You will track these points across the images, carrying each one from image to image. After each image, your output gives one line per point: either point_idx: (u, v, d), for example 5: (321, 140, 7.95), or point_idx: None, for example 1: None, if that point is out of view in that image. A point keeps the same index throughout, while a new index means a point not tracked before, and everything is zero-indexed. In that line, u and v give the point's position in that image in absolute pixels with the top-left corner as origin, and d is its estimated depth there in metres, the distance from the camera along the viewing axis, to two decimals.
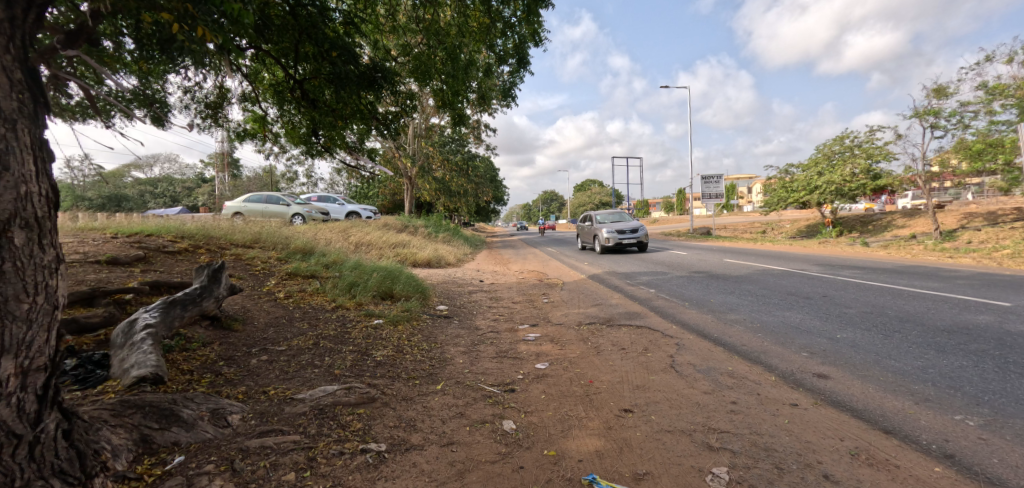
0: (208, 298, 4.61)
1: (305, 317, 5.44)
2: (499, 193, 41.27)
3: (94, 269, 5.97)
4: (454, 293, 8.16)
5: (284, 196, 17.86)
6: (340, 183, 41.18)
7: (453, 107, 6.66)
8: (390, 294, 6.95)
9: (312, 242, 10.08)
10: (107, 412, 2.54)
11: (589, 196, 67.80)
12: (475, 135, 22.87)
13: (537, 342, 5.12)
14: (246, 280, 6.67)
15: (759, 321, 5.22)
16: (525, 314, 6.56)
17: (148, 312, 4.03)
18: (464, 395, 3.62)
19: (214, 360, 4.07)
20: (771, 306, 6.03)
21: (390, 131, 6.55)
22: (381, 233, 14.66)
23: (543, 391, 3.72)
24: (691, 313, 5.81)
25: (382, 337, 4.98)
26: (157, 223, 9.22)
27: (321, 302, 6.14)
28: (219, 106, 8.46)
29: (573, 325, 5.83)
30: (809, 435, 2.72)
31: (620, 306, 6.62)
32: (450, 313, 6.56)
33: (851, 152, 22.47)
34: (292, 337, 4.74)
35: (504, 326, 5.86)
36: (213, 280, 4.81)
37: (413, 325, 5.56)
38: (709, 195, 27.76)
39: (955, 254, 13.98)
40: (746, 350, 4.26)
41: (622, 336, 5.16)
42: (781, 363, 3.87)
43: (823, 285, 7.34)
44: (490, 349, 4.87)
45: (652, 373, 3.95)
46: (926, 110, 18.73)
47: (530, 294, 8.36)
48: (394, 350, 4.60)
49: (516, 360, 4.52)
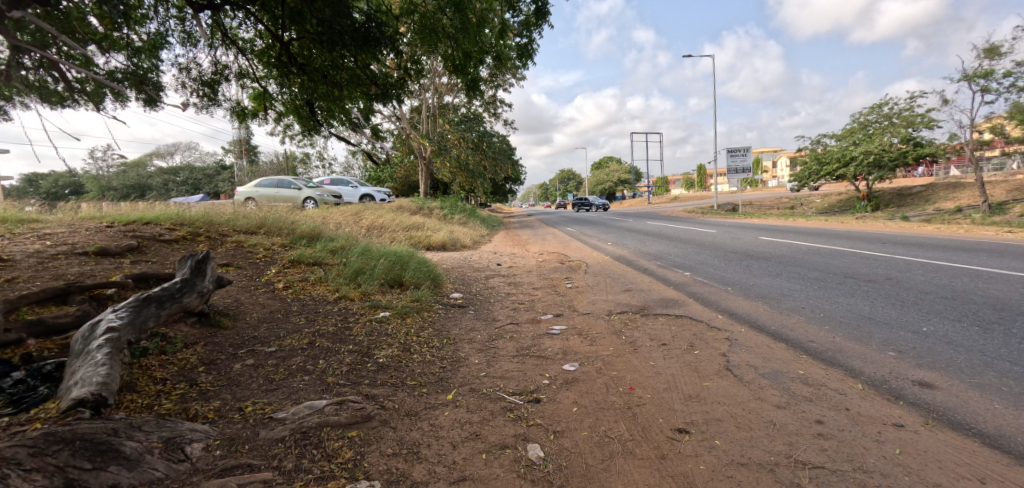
0: (190, 292, 4.08)
1: (304, 310, 4.90)
2: (516, 173, 40.53)
3: (80, 261, 5.54)
4: (470, 279, 7.56)
5: (297, 179, 17.47)
6: (357, 166, 40.96)
7: (465, 73, 5.97)
8: (400, 282, 6.34)
9: (320, 226, 9.56)
10: (23, 451, 2.01)
11: (607, 175, 66.29)
12: (491, 113, 22.16)
13: (563, 337, 4.48)
14: (245, 270, 6.17)
15: (822, 311, 4.50)
16: (549, 303, 5.92)
17: (115, 312, 3.48)
18: (480, 408, 3.01)
19: (192, 366, 3.58)
20: (830, 291, 5.28)
21: (393, 101, 5.93)
22: (394, 215, 14.14)
23: (575, 400, 3.10)
24: (738, 300, 5.10)
25: (388, 332, 4.39)
26: (158, 210, 8.78)
27: (323, 293, 5.57)
28: (214, 85, 8.08)
29: (603, 315, 5.18)
30: (935, 475, 2.08)
31: (654, 292, 5.93)
32: (466, 301, 5.96)
33: (889, 120, 21.25)
34: (285, 335, 4.19)
35: (526, 317, 5.24)
36: (197, 273, 4.26)
37: (423, 318, 4.98)
38: (736, 169, 26.56)
39: (1013, 228, 12.87)
40: (817, 349, 3.58)
41: (661, 329, 4.50)
42: (865, 367, 3.18)
43: (883, 266, 6.53)
44: (510, 346, 4.24)
45: (704, 378, 3.29)
46: (970, 73, 17.54)
47: (552, 278, 7.71)
48: (400, 349, 4.01)
49: (541, 359, 3.90)
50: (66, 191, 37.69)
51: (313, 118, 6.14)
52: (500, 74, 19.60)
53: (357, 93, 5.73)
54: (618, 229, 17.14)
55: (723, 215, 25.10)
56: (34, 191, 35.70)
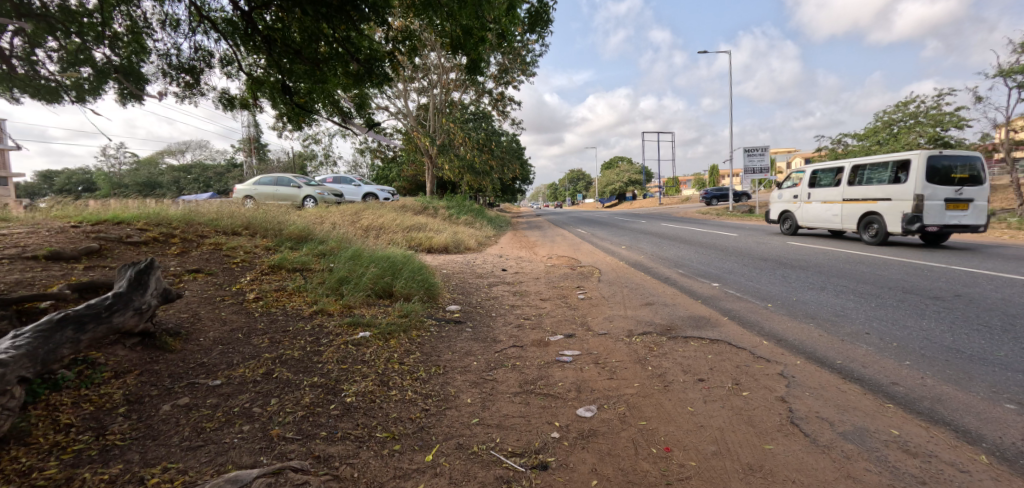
0: (123, 310, 3.38)
1: (270, 328, 4.15)
2: (524, 172, 39.71)
3: (24, 267, 4.84)
4: (471, 288, 6.80)
5: (296, 176, 16.80)
6: (363, 164, 40.48)
7: (465, 52, 5.31)
8: (390, 293, 5.59)
9: (312, 227, 8.86)
10: None
11: (617, 175, 65.26)
12: (499, 110, 21.46)
13: (577, 366, 3.71)
14: (216, 278, 5.45)
15: (893, 340, 3.69)
16: (558, 319, 5.14)
17: (13, 339, 2.78)
18: (470, 480, 2.27)
19: (112, 407, 2.88)
20: (894, 311, 4.46)
21: (381, 78, 5.32)
22: (395, 215, 13.42)
23: (595, 467, 2.35)
24: (785, 321, 4.30)
25: (366, 358, 3.64)
26: (135, 208, 8.11)
27: (299, 305, 4.84)
28: (195, 73, 7.40)
29: (622, 336, 4.40)
30: None
31: (682, 308, 5.13)
32: (463, 316, 5.21)
33: (915, 119, 20.27)
34: (239, 362, 3.46)
35: (532, 337, 4.46)
36: (135, 286, 3.55)
37: (411, 338, 4.22)
38: (752, 169, 25.54)
39: None
40: (905, 398, 2.79)
41: (696, 358, 3.71)
42: (983, 433, 2.40)
43: (944, 279, 5.68)
44: (512, 378, 3.48)
45: (765, 436, 2.53)
46: (1006, 69, 16.57)
47: (562, 287, 6.93)
48: (376, 382, 3.27)
49: (550, 398, 3.12)
50: (77, 189, 37.70)
51: (295, 101, 5.57)
52: (509, 68, 18.92)
53: (341, 72, 5.25)
54: (631, 231, 16.31)
55: (738, 217, 24.05)
56: (47, 189, 35.81)
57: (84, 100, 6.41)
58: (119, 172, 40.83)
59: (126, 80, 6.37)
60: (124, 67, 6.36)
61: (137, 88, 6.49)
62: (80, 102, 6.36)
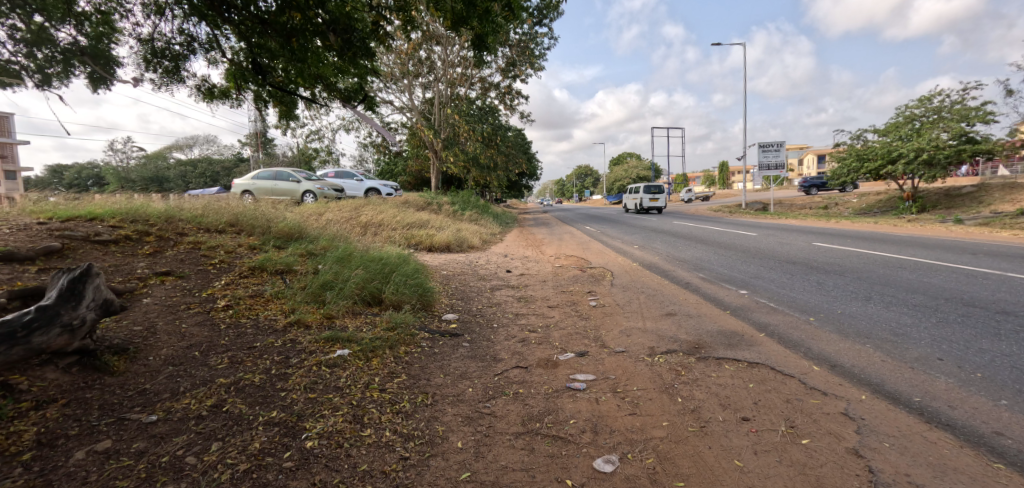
0: (47, 328, 2.83)
1: (234, 343, 3.58)
2: (531, 167, 38.99)
3: None
4: (471, 292, 6.20)
5: (295, 171, 16.22)
6: (368, 160, 39.98)
7: (460, 29, 4.79)
8: (379, 299, 5.01)
9: (304, 223, 8.29)
10: None
11: (626, 171, 64.32)
12: (506, 104, 20.82)
13: (592, 395, 3.10)
14: (186, 282, 4.88)
15: (974, 370, 3.06)
16: (568, 331, 4.53)
17: None
18: None
19: (15, 451, 2.33)
20: (962, 329, 3.82)
21: (363, 49, 4.94)
22: (397, 212, 12.84)
23: None
24: (835, 341, 3.67)
25: (341, 385, 3.05)
26: (113, 203, 7.54)
27: (274, 314, 4.26)
28: (176, 59, 6.81)
29: (644, 356, 3.78)
30: None
31: (710, 320, 4.50)
32: (460, 327, 4.63)
33: (938, 114, 19.42)
34: (187, 389, 2.88)
35: (538, 356, 3.85)
36: (66, 298, 2.98)
37: (397, 356, 3.64)
38: (767, 165, 24.70)
39: None
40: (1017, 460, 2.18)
41: (736, 388, 3.09)
42: None
43: (1005, 289, 5.02)
44: (514, 411, 2.89)
45: None
46: None
47: (571, 292, 6.32)
48: (348, 418, 2.69)
49: (560, 443, 2.53)
50: (85, 183, 37.53)
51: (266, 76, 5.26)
52: (517, 61, 18.25)
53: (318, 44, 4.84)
54: (642, 230, 15.64)
55: (753, 215, 23.17)
56: (57, 182, 35.79)
57: (50, 84, 5.85)
58: (127, 166, 40.70)
59: (94, 64, 5.88)
60: (91, 50, 5.84)
61: (107, 73, 6.01)
62: (45, 87, 5.82)
